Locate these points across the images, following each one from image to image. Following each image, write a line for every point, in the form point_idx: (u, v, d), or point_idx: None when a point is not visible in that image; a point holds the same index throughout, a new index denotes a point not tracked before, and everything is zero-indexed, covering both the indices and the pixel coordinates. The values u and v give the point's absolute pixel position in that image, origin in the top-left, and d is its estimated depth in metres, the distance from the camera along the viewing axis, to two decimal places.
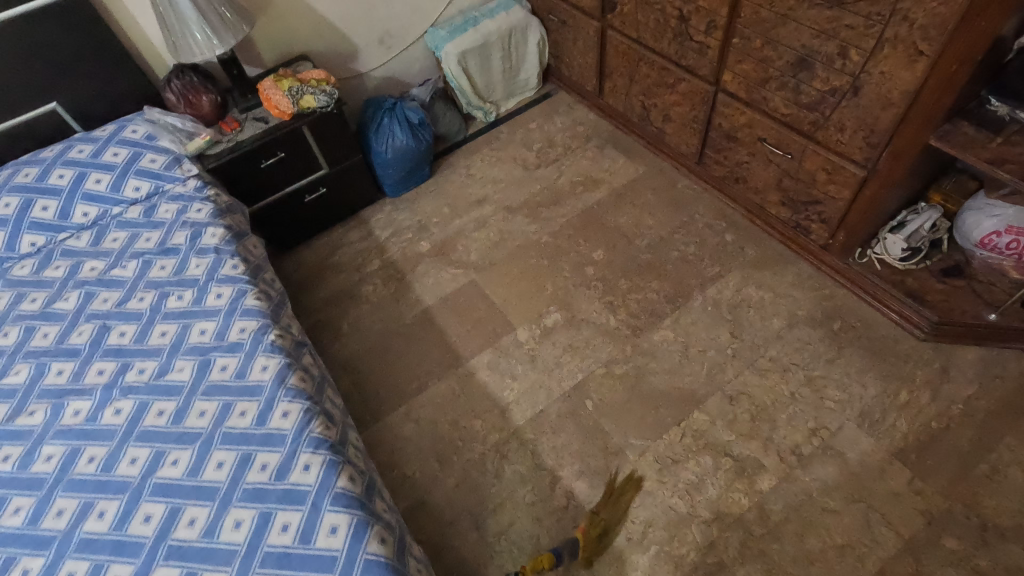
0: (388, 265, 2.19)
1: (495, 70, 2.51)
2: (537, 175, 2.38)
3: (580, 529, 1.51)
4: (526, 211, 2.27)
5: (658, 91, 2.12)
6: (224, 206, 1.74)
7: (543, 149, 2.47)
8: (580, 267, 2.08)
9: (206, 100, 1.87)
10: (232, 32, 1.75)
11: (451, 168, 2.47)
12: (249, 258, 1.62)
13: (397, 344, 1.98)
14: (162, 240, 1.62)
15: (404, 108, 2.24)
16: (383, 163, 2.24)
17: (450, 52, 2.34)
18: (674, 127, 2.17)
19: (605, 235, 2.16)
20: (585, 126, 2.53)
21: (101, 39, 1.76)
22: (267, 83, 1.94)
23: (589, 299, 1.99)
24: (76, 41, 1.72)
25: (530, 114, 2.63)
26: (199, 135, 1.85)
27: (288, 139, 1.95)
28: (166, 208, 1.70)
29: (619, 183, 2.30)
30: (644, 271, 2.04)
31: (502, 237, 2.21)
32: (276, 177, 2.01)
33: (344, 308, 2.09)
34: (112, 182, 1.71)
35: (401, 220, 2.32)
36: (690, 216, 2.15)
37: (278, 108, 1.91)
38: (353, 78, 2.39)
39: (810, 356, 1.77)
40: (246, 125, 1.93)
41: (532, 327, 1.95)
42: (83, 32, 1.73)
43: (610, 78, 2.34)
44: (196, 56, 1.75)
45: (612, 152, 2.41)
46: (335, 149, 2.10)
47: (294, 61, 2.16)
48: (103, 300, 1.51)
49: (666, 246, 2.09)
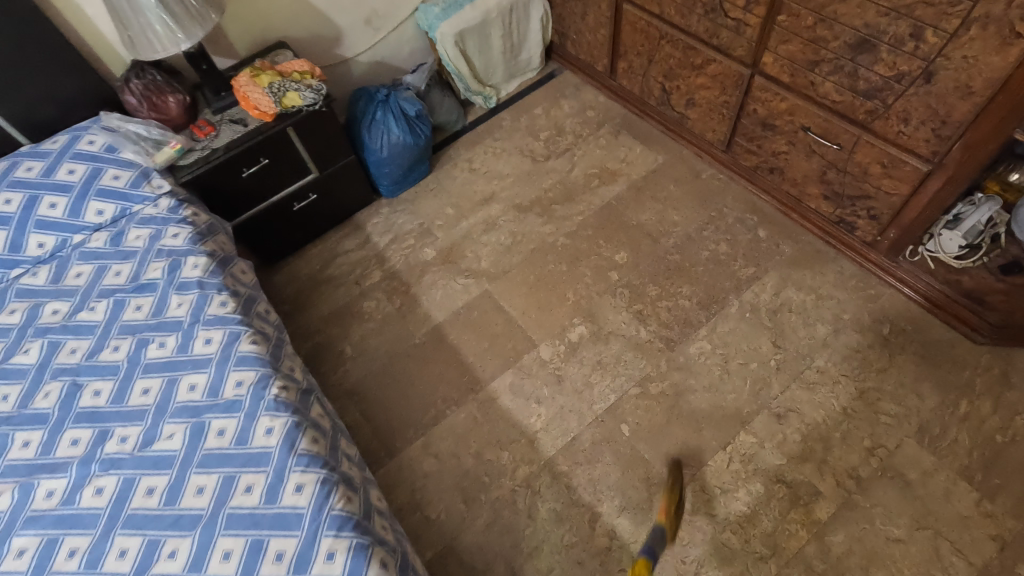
0: (390, 276, 1.99)
1: (495, 50, 2.27)
2: (547, 168, 2.17)
3: (663, 512, 1.39)
4: (538, 209, 2.07)
5: (682, 73, 1.92)
6: (204, 228, 1.52)
7: (551, 138, 2.26)
8: (603, 272, 1.90)
9: (173, 102, 1.63)
10: (199, 23, 1.48)
11: (452, 162, 2.25)
12: (239, 291, 1.42)
13: (407, 367, 1.80)
14: (135, 274, 1.40)
15: (398, 99, 1.99)
16: (379, 162, 2.02)
17: (446, 33, 2.09)
18: (698, 113, 1.97)
19: (627, 234, 1.97)
20: (595, 110, 2.31)
21: (42, 36, 1.50)
22: (242, 79, 1.71)
23: (616, 309, 1.82)
24: (10, 40, 1.46)
25: (534, 98, 2.40)
26: (169, 144, 1.61)
27: (271, 144, 1.72)
28: (137, 235, 1.47)
29: (637, 175, 2.11)
30: (673, 274, 1.87)
31: (514, 240, 2.01)
32: (260, 185, 1.78)
33: (345, 327, 1.90)
34: (70, 206, 1.47)
35: (401, 224, 2.11)
36: (718, 210, 1.98)
37: (258, 108, 1.67)
38: (338, 65, 2.13)
39: (860, 365, 1.63)
40: (222, 129, 1.68)
41: (555, 343, 1.78)
42: (19, 30, 1.46)
43: (625, 57, 2.12)
44: (157, 51, 1.47)
45: (627, 139, 2.21)
46: (324, 151, 1.86)
47: (271, 49, 1.90)
48: (70, 351, 1.30)
49: (695, 245, 1.92)
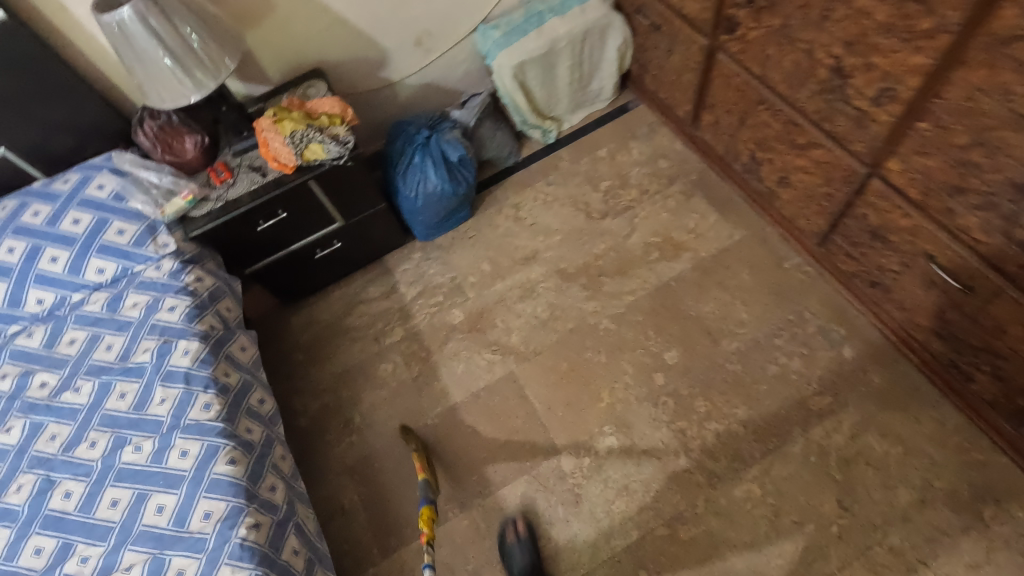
0: (411, 337, 1.82)
1: (560, 81, 1.96)
2: (601, 228, 1.90)
3: None
4: (584, 279, 1.83)
5: (779, 147, 1.57)
6: (204, 298, 1.39)
7: (612, 190, 1.97)
8: (646, 373, 1.65)
9: (190, 147, 1.50)
10: (212, 73, 1.29)
11: (497, 206, 2.01)
12: (230, 386, 1.29)
13: (414, 451, 1.65)
14: (126, 351, 1.30)
15: (440, 141, 1.74)
16: (412, 210, 1.81)
17: (504, 64, 1.82)
18: (791, 194, 1.63)
19: (682, 328, 1.70)
20: (668, 160, 1.99)
21: (47, 70, 1.36)
22: (263, 121, 1.50)
23: (654, 423, 1.58)
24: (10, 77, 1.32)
25: (600, 136, 2.09)
26: (181, 194, 1.47)
27: (291, 197, 1.54)
28: (134, 301, 1.36)
29: (706, 253, 1.80)
30: (728, 389, 1.60)
31: (551, 314, 1.79)
32: (279, 236, 1.63)
33: (357, 391, 1.76)
34: (71, 261, 1.37)
35: (432, 275, 1.92)
36: (798, 313, 1.66)
37: (278, 159, 1.48)
38: (381, 89, 1.91)
39: (946, 554, 1.33)
40: (240, 176, 1.52)
41: (579, 453, 1.57)
42: (20, 65, 1.32)
43: (712, 110, 1.77)
44: (164, 101, 1.30)
45: (701, 204, 1.89)
46: (351, 200, 1.68)
47: (306, 77, 1.69)
48: (50, 437, 1.22)
49: (762, 355, 1.63)
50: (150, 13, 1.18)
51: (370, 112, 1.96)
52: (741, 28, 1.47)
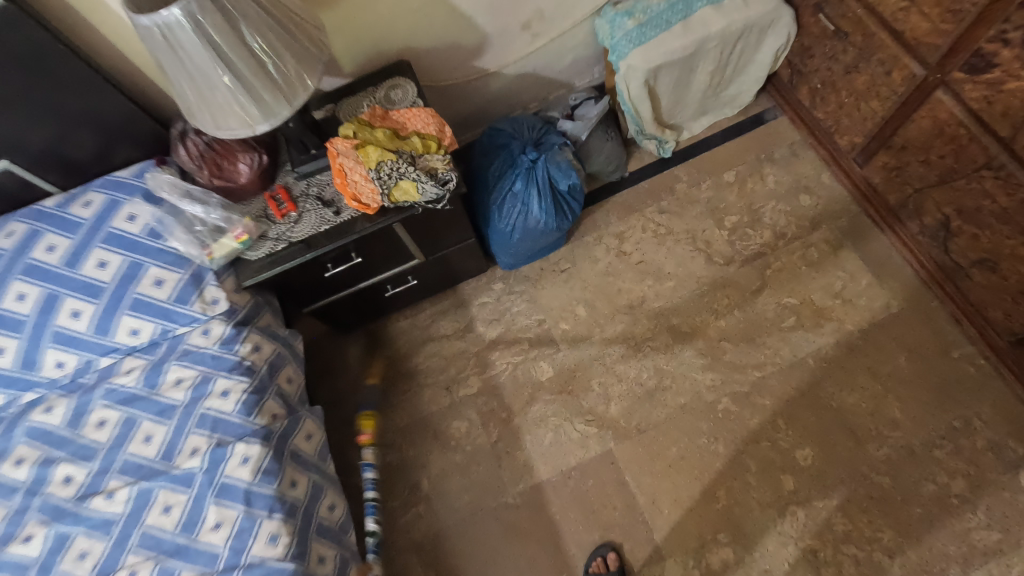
0: (490, 391, 1.56)
1: (695, 86, 1.56)
2: (725, 278, 1.58)
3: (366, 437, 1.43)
4: (701, 342, 1.53)
5: (996, 226, 1.22)
6: (264, 376, 1.11)
7: (740, 229, 1.62)
8: (773, 474, 1.39)
9: (244, 169, 1.18)
10: (286, 96, 0.93)
11: (596, 234, 1.67)
12: (298, 502, 1.04)
13: (491, 534, 1.43)
14: (170, 447, 1.04)
15: (549, 166, 1.38)
16: (504, 245, 1.47)
17: (635, 65, 1.42)
18: (992, 281, 1.31)
19: (819, 421, 1.42)
20: (813, 197, 1.62)
21: (50, 64, 1.00)
22: (339, 144, 1.15)
23: (779, 538, 1.34)
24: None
25: (727, 154, 1.71)
26: (233, 230, 1.14)
27: (370, 239, 1.22)
28: (178, 378, 1.08)
29: (854, 327, 1.49)
30: (872, 507, 1.35)
31: (659, 383, 1.50)
32: (347, 277, 1.33)
33: (425, 451, 1.52)
34: (97, 318, 1.07)
35: (516, 314, 1.62)
36: (965, 420, 1.38)
37: (358, 198, 1.14)
38: (472, 81, 1.52)
39: None
40: (306, 209, 1.19)
41: (688, 563, 1.35)
42: (14, 57, 0.97)
43: (896, 151, 1.39)
44: (218, 128, 0.95)
45: (852, 261, 1.54)
46: (436, 237, 1.35)
47: (389, 72, 1.31)
48: (78, 556, 0.97)
49: (916, 468, 1.36)
50: (208, 12, 0.81)
51: (454, 106, 1.57)
52: (998, 72, 1.08)
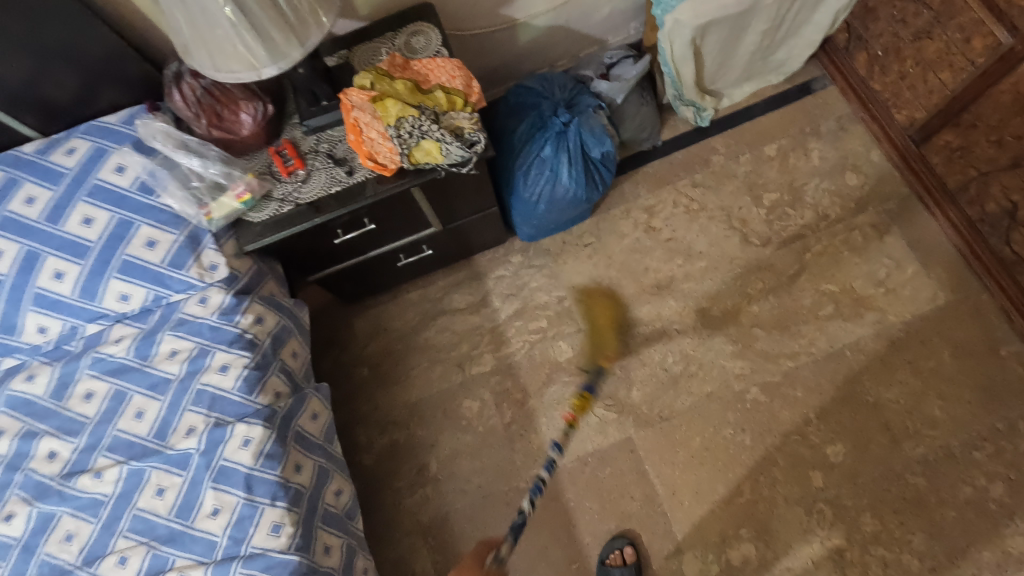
0: (505, 370, 1.47)
1: (743, 48, 1.42)
2: (761, 261, 1.47)
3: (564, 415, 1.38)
4: (731, 328, 1.43)
5: None
6: (266, 351, 1.02)
7: (779, 208, 1.51)
8: (801, 471, 1.32)
9: (246, 120, 1.05)
10: (298, 35, 0.81)
11: (624, 207, 1.56)
12: (303, 489, 0.96)
13: (502, 518, 1.36)
14: (163, 425, 0.95)
15: (581, 130, 1.26)
16: (527, 215, 1.36)
17: (683, 20, 1.28)
18: None
19: (853, 417, 1.34)
20: (861, 176, 1.50)
21: None
22: (354, 96, 1.02)
23: (804, 536, 1.28)
24: None
25: (769, 126, 1.58)
26: (234, 188, 1.03)
27: (385, 203, 1.11)
28: (173, 349, 0.98)
29: (897, 318, 1.39)
30: (905, 509, 1.27)
31: (684, 370, 1.42)
32: (358, 244, 1.23)
33: (435, 430, 1.44)
34: (82, 281, 0.97)
35: (535, 290, 1.52)
36: (1010, 423, 1.30)
37: (375, 157, 1.03)
38: (500, 32, 1.38)
39: None
40: (316, 168, 1.07)
41: (707, 558, 1.29)
42: None
43: (963, 130, 1.27)
44: (219, 70, 0.82)
45: (898, 247, 1.44)
46: (456, 204, 1.24)
47: (409, 16, 1.17)
48: (64, 538, 0.89)
49: (954, 471, 1.28)
50: None
51: (478, 60, 1.44)
52: None
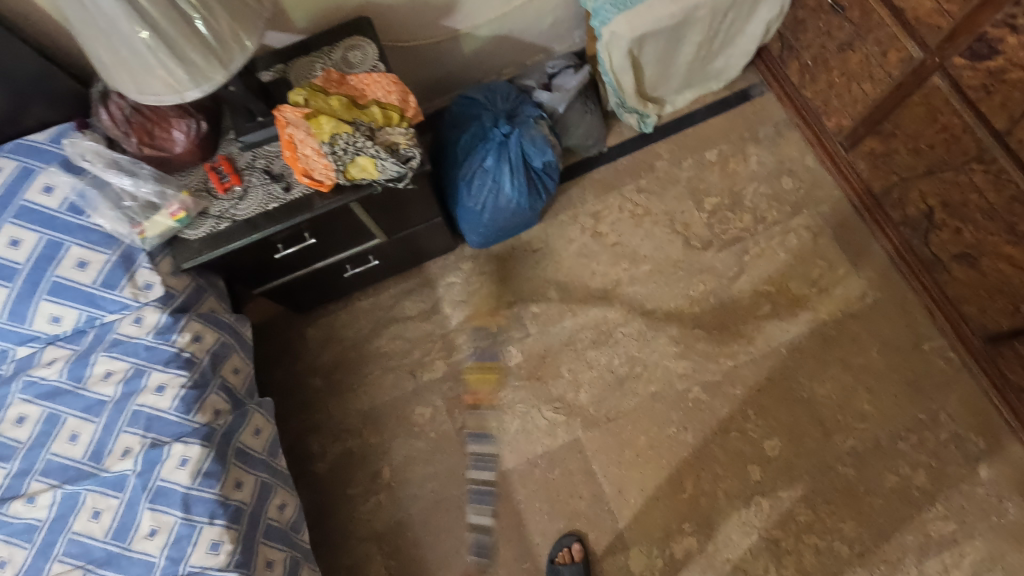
0: (456, 376, 1.49)
1: (681, 58, 1.47)
2: (703, 264, 1.53)
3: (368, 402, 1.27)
4: (674, 329, 1.48)
5: (981, 221, 1.18)
6: (205, 369, 1.02)
7: (719, 212, 1.56)
8: (741, 465, 1.38)
9: (178, 137, 1.04)
10: (221, 58, 0.81)
11: (572, 212, 1.59)
12: (243, 505, 0.97)
13: (454, 522, 1.39)
14: (99, 447, 0.94)
15: (522, 140, 1.29)
16: (473, 224, 1.38)
17: (620, 32, 1.31)
18: (969, 276, 1.28)
19: (789, 413, 1.41)
20: (796, 180, 1.56)
21: None
22: (289, 112, 1.03)
23: (742, 528, 1.34)
24: None
25: (711, 131, 1.63)
26: (168, 206, 1.03)
27: (324, 218, 1.12)
28: (107, 371, 0.98)
29: (829, 317, 1.46)
30: (837, 498, 1.34)
31: (631, 371, 1.46)
32: (302, 258, 1.23)
33: (388, 437, 1.46)
34: (11, 304, 0.96)
35: (485, 296, 1.54)
36: (932, 414, 1.37)
37: (310, 174, 1.03)
38: (442, 42, 1.39)
39: None
40: (252, 184, 1.07)
41: (652, 552, 1.34)
42: None
43: (886, 138, 1.33)
44: (141, 93, 0.82)
45: (831, 248, 1.50)
46: (400, 216, 1.25)
47: (347, 30, 1.17)
48: None
49: (881, 461, 1.36)
50: None
51: (423, 70, 1.45)
52: (1000, 60, 1.01)
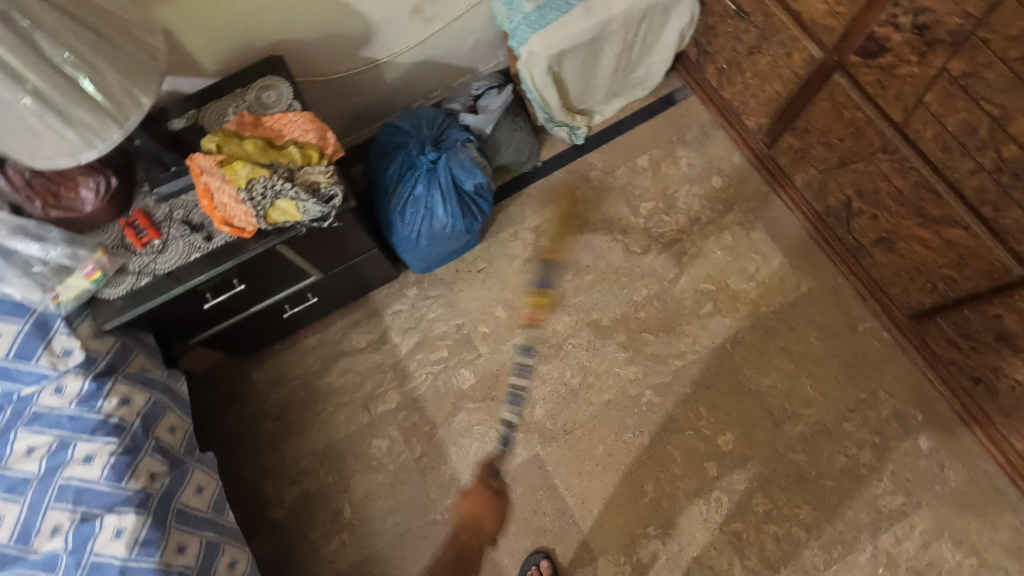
0: (410, 405, 1.48)
1: (602, 70, 1.50)
2: (644, 268, 1.55)
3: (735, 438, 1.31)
4: (622, 335, 1.50)
5: (893, 207, 1.24)
6: (136, 433, 0.99)
7: (655, 216, 1.60)
8: (697, 463, 1.40)
9: (87, 196, 1.00)
10: (116, 113, 0.79)
11: (512, 229, 1.60)
12: (187, 570, 0.93)
13: (421, 553, 1.37)
14: (25, 528, 0.88)
15: (450, 165, 1.29)
16: (412, 252, 1.38)
17: (537, 51, 1.33)
18: (889, 259, 1.34)
19: (739, 406, 1.44)
20: (726, 179, 1.60)
21: None
22: (201, 159, 1.00)
23: (704, 524, 1.36)
24: None
25: (640, 138, 1.66)
26: (83, 267, 0.99)
27: (251, 263, 1.10)
28: (29, 447, 0.92)
29: (768, 309, 1.50)
30: (791, 485, 1.38)
31: (583, 381, 1.47)
32: (234, 304, 1.21)
33: (346, 475, 1.43)
34: None
35: (433, 321, 1.54)
36: (872, 393, 1.43)
37: (230, 222, 1.01)
38: (363, 73, 1.38)
39: None
40: (171, 236, 1.04)
41: (619, 560, 1.34)
42: None
43: (800, 134, 1.38)
44: (26, 155, 0.77)
45: (763, 242, 1.55)
46: (332, 253, 1.24)
47: (259, 72, 1.16)
48: None
49: (829, 444, 1.40)
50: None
51: (346, 101, 1.44)
52: (890, 57, 1.06)
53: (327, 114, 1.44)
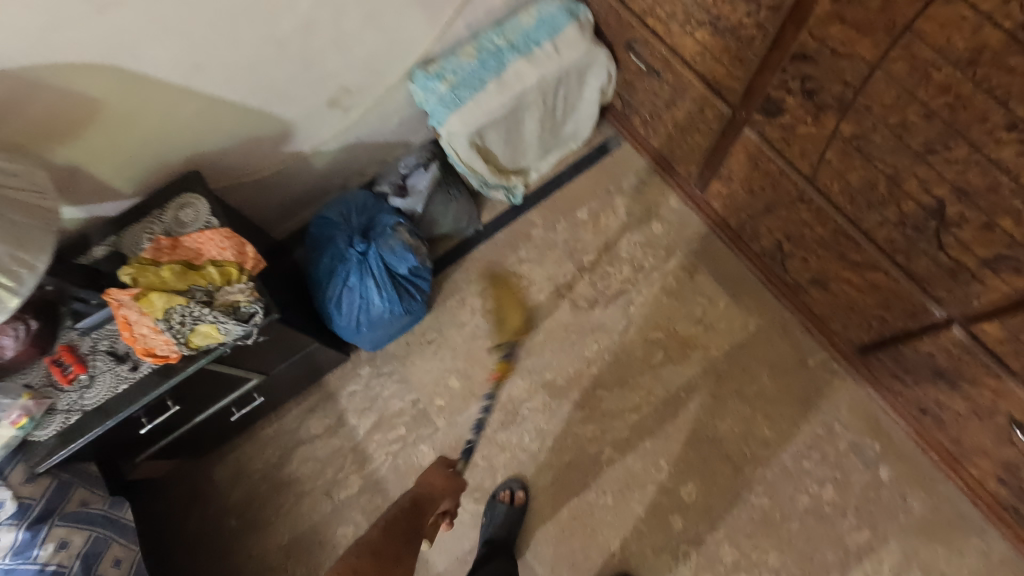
0: (373, 487, 1.47)
1: (529, 134, 1.51)
2: (593, 322, 1.56)
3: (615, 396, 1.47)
4: (577, 394, 1.51)
5: (819, 251, 1.25)
6: None
7: (600, 268, 1.60)
8: (662, 517, 1.40)
9: (7, 343, 0.98)
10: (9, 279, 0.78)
11: (459, 296, 1.61)
12: None
13: None
14: None
15: (381, 253, 1.31)
16: (356, 337, 1.39)
17: (455, 130, 1.35)
18: (825, 298, 1.35)
19: (698, 456, 1.44)
20: (665, 223, 1.62)
21: None
22: (118, 293, 1.00)
23: None
24: None
25: (577, 190, 1.67)
26: (9, 416, 0.98)
27: (183, 383, 1.11)
28: None
29: (719, 352, 1.51)
30: (757, 531, 1.38)
31: (543, 444, 1.47)
32: (176, 419, 1.21)
33: (314, 566, 1.42)
34: None
35: (388, 399, 1.54)
36: (828, 427, 1.43)
37: (153, 351, 1.02)
38: (288, 167, 1.39)
39: None
40: (98, 369, 1.05)
41: None
42: None
43: (725, 180, 1.40)
44: None
45: (707, 284, 1.56)
46: (270, 355, 1.24)
47: (176, 189, 1.17)
48: None
49: (791, 484, 1.40)
50: None
51: (276, 193, 1.44)
52: (789, 117, 1.07)
53: (259, 208, 1.45)
